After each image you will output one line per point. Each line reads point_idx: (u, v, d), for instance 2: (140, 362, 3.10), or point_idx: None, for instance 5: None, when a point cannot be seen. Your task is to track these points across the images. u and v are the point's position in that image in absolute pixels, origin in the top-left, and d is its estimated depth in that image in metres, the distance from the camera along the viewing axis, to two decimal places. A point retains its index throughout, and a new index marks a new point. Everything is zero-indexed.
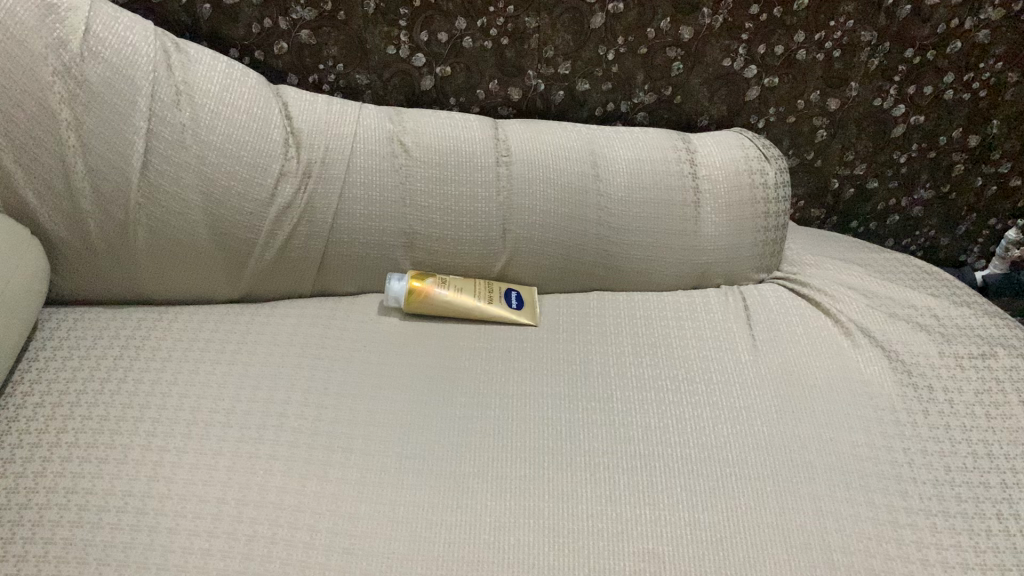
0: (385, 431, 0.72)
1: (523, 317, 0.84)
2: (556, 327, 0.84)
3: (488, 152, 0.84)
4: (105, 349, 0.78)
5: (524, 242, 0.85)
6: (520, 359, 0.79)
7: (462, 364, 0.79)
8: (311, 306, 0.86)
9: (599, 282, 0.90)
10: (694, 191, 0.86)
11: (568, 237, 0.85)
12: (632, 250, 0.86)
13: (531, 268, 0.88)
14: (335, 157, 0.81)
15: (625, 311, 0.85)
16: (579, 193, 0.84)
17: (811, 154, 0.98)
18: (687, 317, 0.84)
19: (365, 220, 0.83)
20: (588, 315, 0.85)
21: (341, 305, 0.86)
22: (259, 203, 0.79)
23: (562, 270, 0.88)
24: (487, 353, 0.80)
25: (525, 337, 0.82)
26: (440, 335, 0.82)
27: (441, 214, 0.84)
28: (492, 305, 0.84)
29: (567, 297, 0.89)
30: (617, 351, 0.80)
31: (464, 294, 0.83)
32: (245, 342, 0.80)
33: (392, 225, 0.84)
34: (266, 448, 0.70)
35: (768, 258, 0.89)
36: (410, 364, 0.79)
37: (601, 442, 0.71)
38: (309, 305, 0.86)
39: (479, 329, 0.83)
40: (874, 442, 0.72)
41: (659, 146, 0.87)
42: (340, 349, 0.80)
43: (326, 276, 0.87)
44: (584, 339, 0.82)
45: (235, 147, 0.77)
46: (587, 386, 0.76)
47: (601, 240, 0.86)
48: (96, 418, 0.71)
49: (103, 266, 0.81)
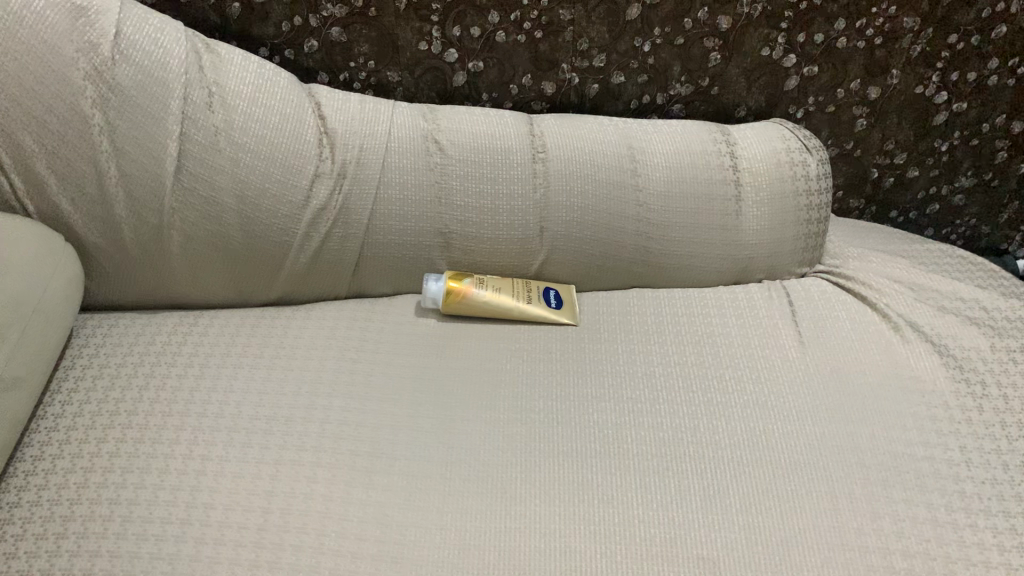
0: (430, 437, 0.71)
1: (563, 316, 0.82)
2: (596, 327, 0.81)
3: (524, 149, 0.82)
4: (141, 356, 0.77)
5: (561, 241, 0.84)
6: (562, 360, 0.77)
7: (503, 367, 0.77)
8: (345, 309, 0.84)
9: (639, 280, 0.87)
10: (735, 184, 0.84)
11: (606, 234, 0.83)
12: (672, 246, 0.84)
13: (569, 268, 0.86)
14: (370, 158, 0.79)
15: (667, 310, 0.83)
16: (618, 188, 0.82)
17: (851, 144, 0.96)
18: (732, 314, 0.82)
19: (401, 221, 0.81)
20: (629, 313, 0.83)
21: (376, 308, 0.85)
22: (293, 205, 0.78)
23: (600, 268, 0.86)
24: (527, 355, 0.78)
25: (567, 336, 0.80)
26: (478, 337, 0.80)
27: (477, 214, 0.82)
28: (531, 307, 0.81)
29: (606, 295, 0.87)
30: (660, 351, 0.78)
31: (503, 296, 0.81)
32: (283, 348, 0.79)
33: (427, 226, 0.82)
34: (309, 456, 0.68)
35: (811, 251, 0.87)
36: (450, 368, 0.77)
37: (651, 445, 0.70)
38: (344, 308, 0.85)
39: (519, 330, 0.81)
40: (929, 441, 0.70)
41: (698, 139, 0.85)
42: (377, 353, 0.79)
43: (360, 279, 0.85)
44: (626, 338, 0.80)
45: (268, 149, 0.76)
46: (633, 388, 0.75)
47: (641, 237, 0.84)
48: (135, 427, 0.70)
49: (137, 271, 0.80)
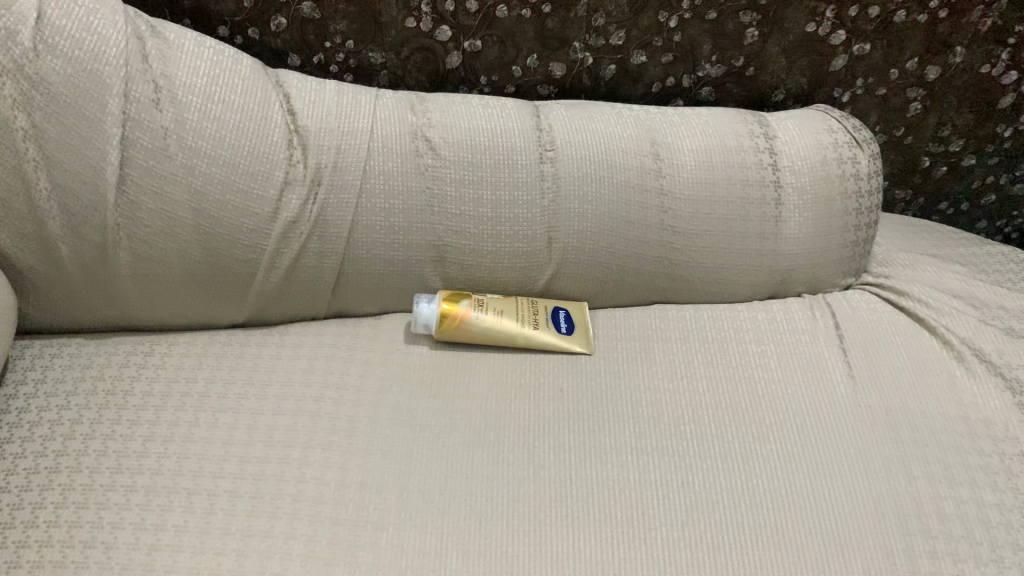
0: (423, 498, 0.60)
1: (574, 341, 0.71)
2: (614, 355, 0.70)
3: (530, 146, 0.70)
4: (88, 395, 0.67)
5: (573, 253, 0.72)
6: (575, 397, 0.67)
7: (506, 407, 0.66)
8: (324, 332, 0.73)
9: (662, 294, 0.76)
10: (776, 185, 0.72)
11: (625, 245, 0.72)
12: (701, 257, 0.73)
13: (581, 282, 0.74)
14: (349, 160, 0.68)
15: (695, 335, 0.72)
16: (638, 192, 0.71)
17: (901, 130, 0.84)
18: (769, 339, 0.71)
19: (386, 233, 0.70)
20: (652, 336, 0.72)
21: (360, 330, 0.73)
22: (260, 217, 0.67)
23: (617, 283, 0.75)
24: (535, 391, 0.67)
25: (580, 367, 0.69)
26: (477, 369, 0.69)
27: (475, 223, 0.70)
28: (539, 333, 0.70)
29: (623, 313, 0.76)
30: (688, 387, 0.67)
31: (507, 322, 0.70)
32: (251, 383, 0.68)
33: (417, 238, 0.71)
34: (281, 525, 0.58)
35: (857, 260, 0.76)
36: (443, 408, 0.66)
37: (681, 508, 0.59)
38: (322, 331, 0.73)
39: (524, 358, 0.70)
40: (1005, 502, 0.60)
41: (733, 132, 0.73)
42: (361, 389, 0.68)
43: (341, 297, 0.74)
44: (648, 369, 0.69)
45: (229, 154, 0.65)
46: (658, 434, 0.64)
47: (664, 247, 0.72)
48: (79, 488, 0.60)
49: (81, 294, 0.69)
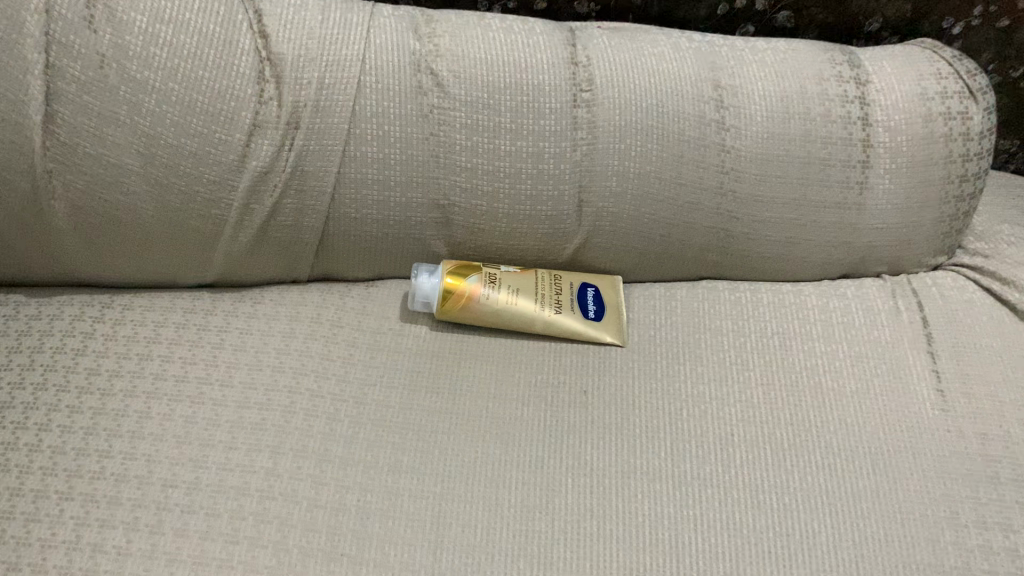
0: (410, 527, 0.49)
1: (601, 329, 0.58)
2: (650, 347, 0.58)
3: (560, 86, 0.56)
4: (23, 370, 0.56)
5: (608, 219, 0.59)
6: (602, 404, 0.55)
7: (516, 410, 0.55)
8: (304, 301, 0.61)
9: (713, 268, 0.63)
10: (865, 144, 0.58)
11: (672, 212, 0.59)
12: (764, 229, 0.60)
13: (616, 253, 0.61)
14: (334, 97, 0.54)
15: (749, 325, 0.59)
16: (692, 147, 0.57)
17: (1019, 70, 0.68)
18: (841, 337, 0.59)
19: (379, 189, 0.57)
20: (698, 324, 0.59)
21: (348, 300, 0.62)
22: (225, 167, 0.54)
23: (659, 257, 0.62)
24: (552, 391, 0.56)
25: (608, 361, 0.57)
26: (484, 358, 0.58)
27: (490, 179, 0.58)
28: (561, 318, 0.58)
29: (665, 289, 0.63)
30: (740, 395, 0.55)
31: (523, 303, 0.58)
32: (216, 364, 0.57)
33: (419, 195, 0.58)
34: (238, 554, 0.48)
35: (956, 236, 0.62)
36: (440, 409, 0.55)
37: (726, 559, 0.48)
38: (304, 298, 0.62)
39: (542, 347, 0.59)
40: None
41: (816, 73, 0.59)
42: (344, 378, 0.56)
43: (326, 259, 0.61)
44: (692, 368, 0.57)
45: (184, 87, 0.52)
46: (701, 454, 0.52)
47: (720, 215, 0.59)
48: (4, 493, 0.50)
49: (17, 248, 0.57)
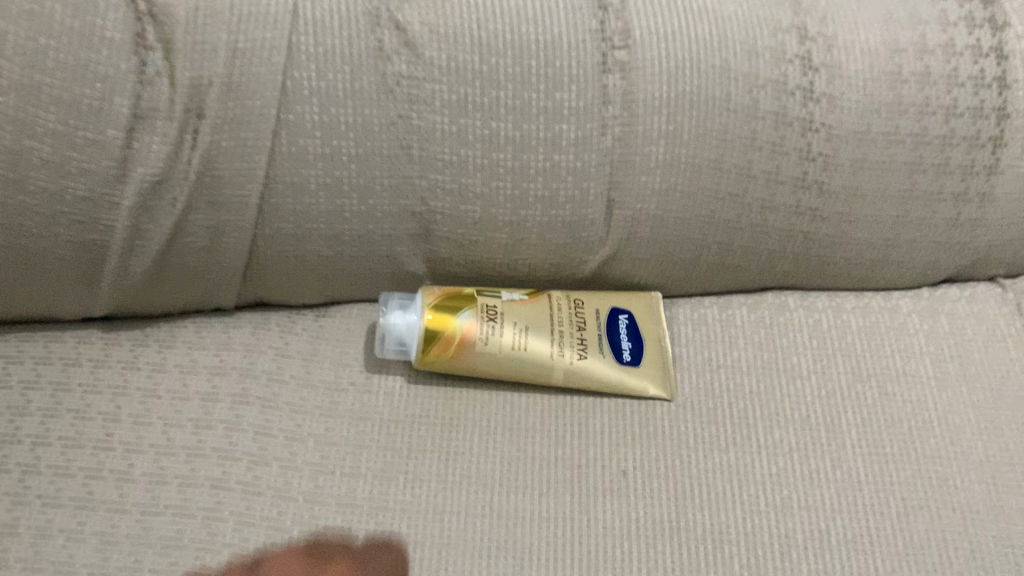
0: None
1: (642, 374, 0.43)
2: (707, 400, 0.43)
3: (583, 43, 0.39)
4: None
5: (648, 224, 0.43)
6: (648, 491, 0.40)
7: (533, 507, 0.40)
8: (229, 343, 0.44)
9: (782, 280, 0.47)
10: (999, 115, 0.42)
11: (736, 212, 0.43)
12: (855, 229, 0.45)
13: (657, 266, 0.45)
14: (253, 71, 0.37)
15: (837, 363, 0.45)
16: (768, 125, 0.41)
17: None
18: (958, 377, 0.44)
19: (329, 195, 0.40)
20: (767, 364, 0.44)
21: (290, 340, 0.45)
22: (97, 177, 0.37)
23: (716, 266, 0.45)
24: (580, 476, 0.41)
25: (653, 426, 0.42)
26: (483, 425, 0.43)
27: (486, 177, 0.41)
28: (589, 364, 0.43)
29: (718, 309, 0.47)
30: (832, 473, 0.41)
31: (537, 346, 0.43)
32: (109, 450, 0.40)
33: (384, 201, 0.41)
34: None
35: None
36: (427, 511, 0.39)
37: None
38: (230, 339, 0.44)
39: (562, 403, 0.43)
40: None
41: (938, 15, 0.42)
42: (292, 465, 0.40)
43: (256, 286, 0.44)
44: (766, 431, 0.42)
45: (20, 64, 0.34)
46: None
47: (799, 215, 0.44)
48: None
49: None
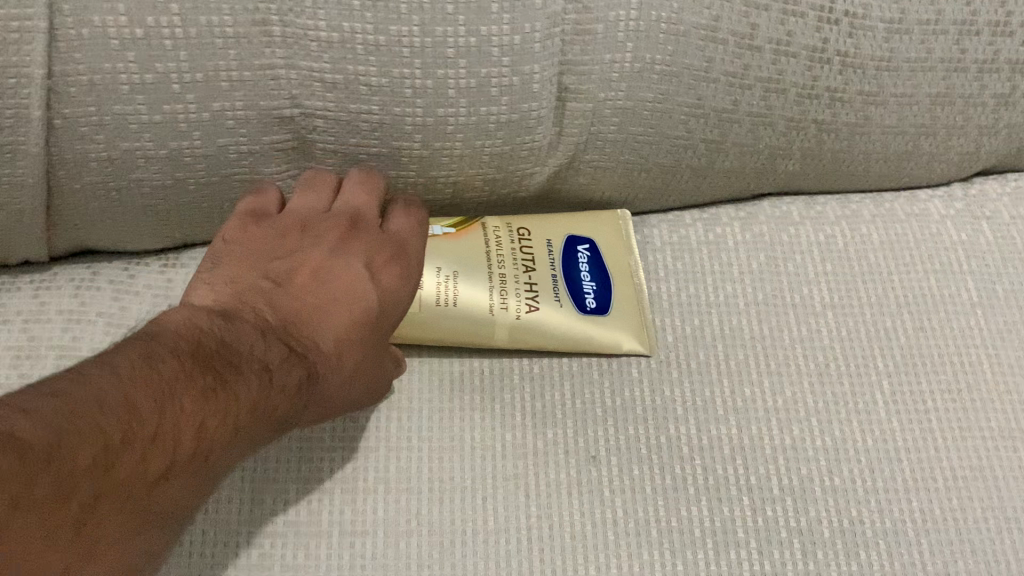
0: None
1: (612, 324, 0.33)
2: (697, 351, 0.33)
3: None
4: None
5: (613, 120, 0.31)
6: (628, 485, 0.30)
7: (477, 518, 0.30)
8: (42, 313, 0.32)
9: (783, 184, 0.36)
10: None
11: (732, 98, 0.32)
12: (883, 115, 0.34)
13: (623, 175, 0.34)
14: None
15: (859, 292, 0.35)
16: None
17: None
18: (1009, 301, 0.35)
19: (151, 99, 0.27)
20: (770, 297, 0.34)
21: (129, 303, 0.33)
22: None
23: (701, 174, 0.34)
24: (536, 469, 0.31)
25: (629, 392, 0.32)
26: (406, 405, 0.32)
27: (385, 63, 0.28)
28: (541, 318, 0.32)
29: (703, 227, 0.36)
30: (863, 441, 0.32)
31: (470, 300, 0.32)
32: None
33: (239, 104, 0.28)
34: None
35: None
36: (334, 534, 0.29)
37: None
38: (47, 306, 0.32)
39: (508, 366, 0.33)
40: None
41: None
42: None
43: (71, 231, 0.31)
44: (775, 389, 0.32)
45: None
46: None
47: (813, 99, 0.32)
48: None
49: None
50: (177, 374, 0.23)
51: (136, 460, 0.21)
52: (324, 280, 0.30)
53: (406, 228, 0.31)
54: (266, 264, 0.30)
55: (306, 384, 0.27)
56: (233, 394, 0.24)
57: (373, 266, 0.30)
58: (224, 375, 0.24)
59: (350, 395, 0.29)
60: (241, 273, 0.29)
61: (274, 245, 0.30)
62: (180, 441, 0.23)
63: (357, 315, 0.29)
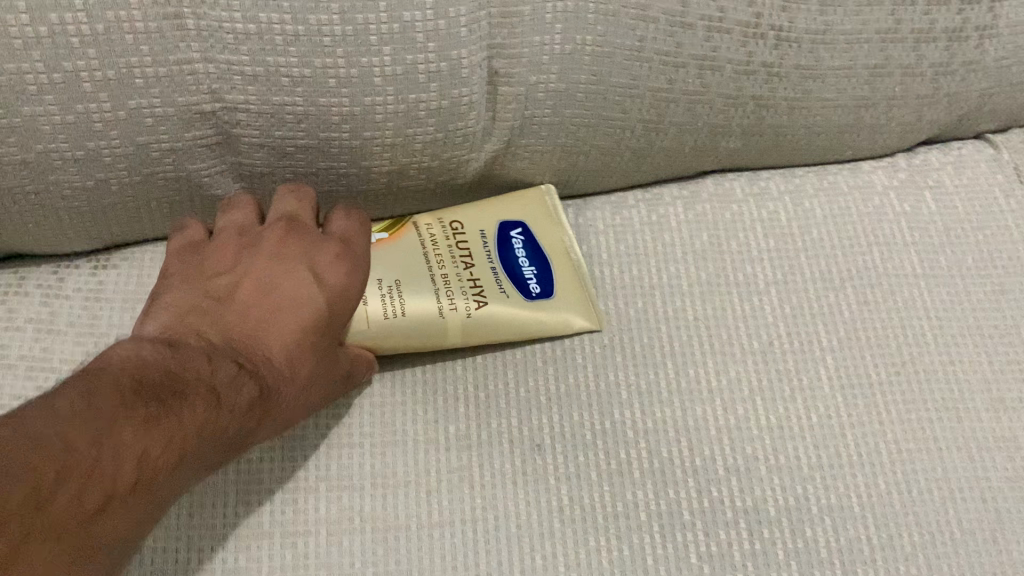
0: None
1: (559, 305, 0.32)
2: (641, 334, 0.33)
3: None
4: None
5: (546, 104, 0.31)
6: (573, 471, 0.30)
7: (421, 512, 0.29)
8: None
9: (725, 161, 0.36)
10: None
11: (666, 76, 0.31)
12: (821, 88, 0.33)
13: (562, 159, 0.33)
14: None
15: (804, 268, 0.34)
16: None
17: None
18: (953, 271, 0.35)
19: (63, 99, 0.26)
20: (713, 274, 0.34)
21: (59, 308, 0.32)
22: None
23: (641, 154, 0.34)
24: (481, 461, 0.30)
25: (573, 379, 0.32)
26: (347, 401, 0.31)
27: (305, 52, 0.27)
28: (491, 309, 0.31)
29: (647, 208, 0.36)
30: (808, 418, 0.32)
31: (418, 305, 0.31)
32: None
33: (156, 100, 0.27)
34: None
35: None
36: (276, 534, 0.29)
37: None
38: None
39: (451, 357, 0.32)
40: None
41: None
42: None
43: None
44: (719, 369, 0.32)
45: None
46: (762, 568, 0.29)
47: (749, 75, 0.32)
48: None
49: None
50: (115, 409, 0.21)
51: (71, 497, 0.20)
52: (268, 288, 0.28)
53: (350, 229, 0.30)
54: (205, 285, 0.28)
55: (259, 394, 0.26)
56: (178, 419, 0.22)
57: (316, 266, 0.29)
58: (167, 401, 0.22)
59: (309, 403, 0.28)
60: (182, 298, 0.28)
61: (215, 266, 0.29)
62: (120, 475, 0.21)
63: (308, 317, 0.28)
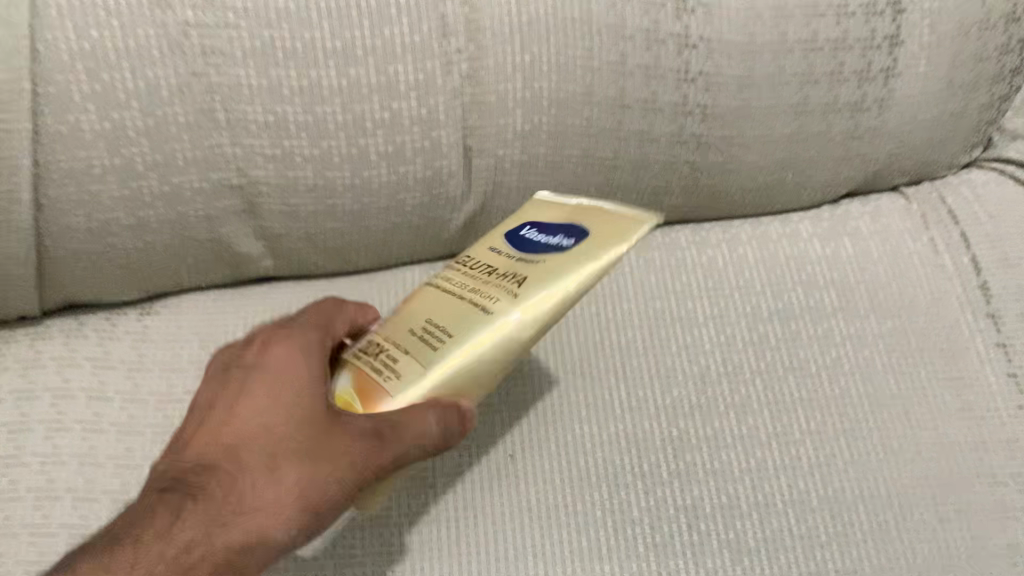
0: None
1: (589, 245, 0.29)
2: (598, 361, 0.39)
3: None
4: None
5: (514, 172, 0.37)
6: (540, 477, 0.36)
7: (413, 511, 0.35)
8: (37, 360, 0.37)
9: (670, 215, 0.42)
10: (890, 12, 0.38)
11: (612, 148, 0.38)
12: (746, 153, 0.40)
13: None
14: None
15: (738, 304, 0.40)
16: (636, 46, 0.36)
17: None
18: (866, 304, 0.41)
19: (121, 178, 0.33)
20: (662, 313, 0.40)
21: (111, 348, 0.38)
22: None
23: None
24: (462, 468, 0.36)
25: (541, 400, 0.38)
26: None
27: (315, 138, 0.34)
28: (532, 285, 0.29)
29: None
30: (739, 430, 0.37)
31: (466, 322, 0.28)
32: None
33: (194, 177, 0.34)
34: None
35: (993, 123, 0.44)
36: None
37: None
38: (42, 354, 0.38)
39: None
40: None
41: None
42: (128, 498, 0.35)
43: (58, 290, 0.37)
44: (665, 390, 0.38)
45: None
46: (698, 554, 0.35)
47: (682, 145, 0.38)
48: None
49: None
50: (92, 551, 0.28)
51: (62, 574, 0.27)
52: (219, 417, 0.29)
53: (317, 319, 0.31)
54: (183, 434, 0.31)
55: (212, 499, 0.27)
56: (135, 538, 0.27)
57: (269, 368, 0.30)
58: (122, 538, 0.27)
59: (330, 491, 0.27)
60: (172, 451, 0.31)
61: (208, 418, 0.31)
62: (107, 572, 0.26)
63: (259, 420, 0.29)
